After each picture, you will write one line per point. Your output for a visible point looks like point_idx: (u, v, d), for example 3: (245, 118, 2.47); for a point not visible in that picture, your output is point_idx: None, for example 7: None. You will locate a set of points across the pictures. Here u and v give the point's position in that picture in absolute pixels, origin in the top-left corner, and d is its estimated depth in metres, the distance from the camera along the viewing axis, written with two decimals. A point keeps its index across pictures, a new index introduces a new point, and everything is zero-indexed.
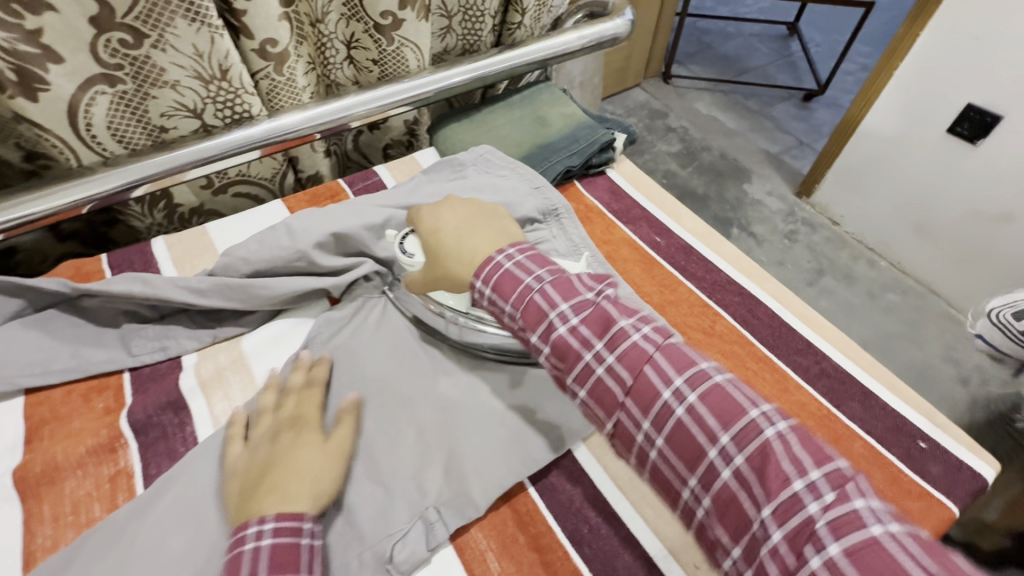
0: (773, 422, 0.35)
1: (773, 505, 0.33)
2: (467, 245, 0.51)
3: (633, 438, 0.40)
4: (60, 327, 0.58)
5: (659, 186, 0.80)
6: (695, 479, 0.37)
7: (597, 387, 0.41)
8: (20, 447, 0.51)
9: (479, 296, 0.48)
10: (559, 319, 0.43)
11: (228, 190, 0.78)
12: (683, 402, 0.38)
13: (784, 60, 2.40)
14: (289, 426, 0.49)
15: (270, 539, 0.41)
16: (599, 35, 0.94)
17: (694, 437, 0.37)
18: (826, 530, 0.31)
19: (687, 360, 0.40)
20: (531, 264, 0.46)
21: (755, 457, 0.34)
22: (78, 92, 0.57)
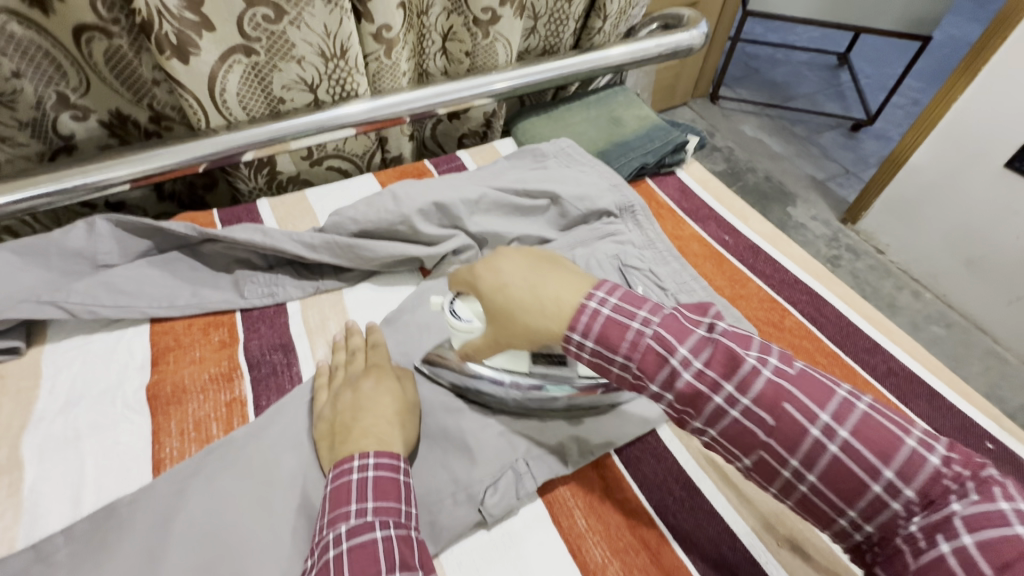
0: (932, 449, 0.35)
1: (925, 517, 0.34)
2: (562, 303, 0.44)
3: (776, 472, 0.38)
4: (181, 268, 0.64)
5: (727, 189, 0.84)
6: (855, 510, 0.36)
7: (733, 428, 0.39)
8: (148, 367, 0.57)
9: (576, 351, 0.44)
10: (682, 365, 0.40)
11: (322, 163, 0.84)
12: (897, 494, 0.34)
13: (834, 89, 2.41)
14: (366, 376, 0.53)
15: (375, 470, 0.44)
16: (674, 44, 0.99)
17: (852, 471, 0.35)
18: (964, 524, 0.32)
19: (825, 390, 0.38)
20: (630, 304, 0.43)
21: (923, 488, 0.34)
22: (217, 64, 0.64)
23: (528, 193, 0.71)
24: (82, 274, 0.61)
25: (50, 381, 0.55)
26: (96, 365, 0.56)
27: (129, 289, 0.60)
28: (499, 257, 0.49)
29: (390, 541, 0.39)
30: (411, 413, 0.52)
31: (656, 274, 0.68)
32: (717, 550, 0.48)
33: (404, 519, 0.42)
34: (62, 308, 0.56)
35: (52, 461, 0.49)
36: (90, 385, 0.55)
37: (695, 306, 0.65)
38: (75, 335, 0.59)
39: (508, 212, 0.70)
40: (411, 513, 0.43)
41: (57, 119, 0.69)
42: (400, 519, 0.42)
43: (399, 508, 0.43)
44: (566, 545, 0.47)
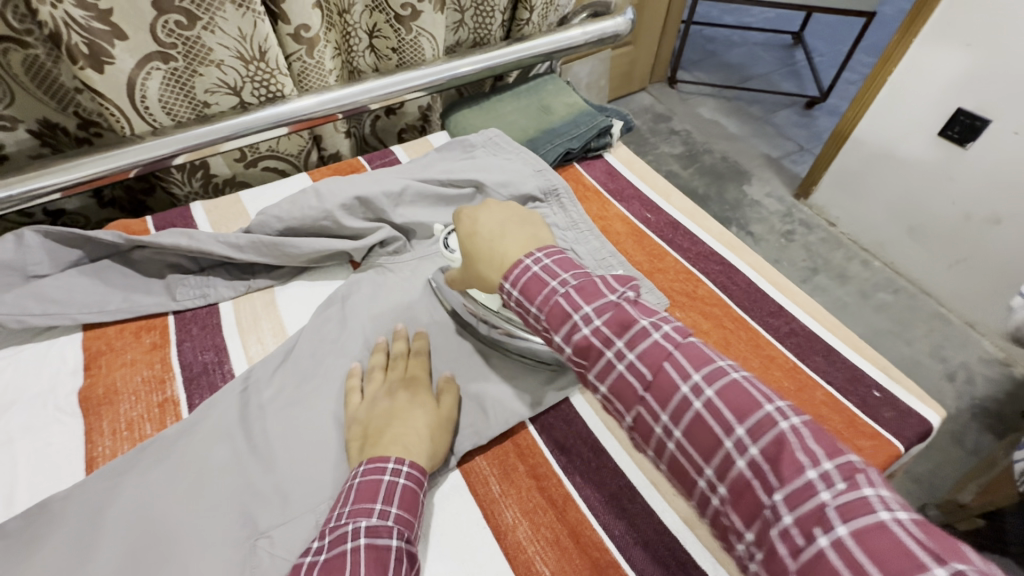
0: (787, 417, 0.37)
1: (785, 490, 0.34)
2: (499, 244, 0.52)
3: (663, 442, 0.41)
4: (113, 276, 0.65)
5: (652, 169, 0.87)
6: (714, 473, 0.38)
7: (617, 381, 0.43)
8: (80, 371, 0.58)
9: (507, 299, 0.50)
10: (583, 321, 0.44)
11: (258, 164, 0.86)
12: (744, 452, 0.37)
13: (788, 68, 2.46)
14: (404, 389, 0.54)
15: (406, 479, 0.46)
16: (601, 31, 1.02)
17: (711, 430, 0.38)
18: (835, 513, 0.32)
19: (705, 358, 0.41)
20: (579, 296, 0.45)
21: (772, 447, 0.36)
22: (136, 69, 0.65)
23: (453, 183, 0.74)
24: (12, 285, 0.62)
25: None
26: (29, 372, 0.58)
27: (60, 297, 0.62)
28: (498, 203, 0.58)
29: (363, 549, 0.40)
30: (445, 426, 0.53)
31: (578, 254, 0.71)
32: (620, 505, 0.51)
33: (380, 518, 0.43)
34: None
35: None
36: (24, 390, 0.56)
37: None
38: (8, 344, 0.60)
39: (433, 202, 0.73)
40: (403, 515, 0.44)
41: None
42: (375, 519, 0.43)
43: (373, 508, 0.44)
44: (480, 509, 0.50)
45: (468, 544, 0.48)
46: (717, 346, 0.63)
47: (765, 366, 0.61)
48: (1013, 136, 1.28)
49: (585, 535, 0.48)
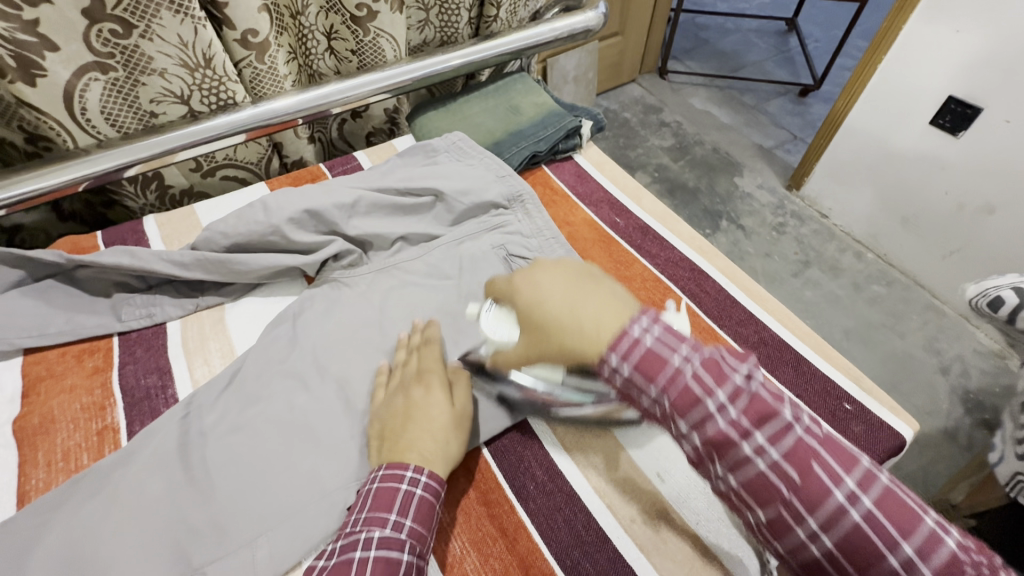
0: (880, 469, 0.36)
1: (913, 545, 0.32)
2: (586, 316, 0.43)
3: (771, 499, 0.36)
4: (56, 296, 0.63)
5: (623, 171, 0.84)
6: (825, 533, 0.34)
7: (720, 437, 0.37)
8: (18, 399, 0.56)
9: (609, 375, 0.41)
10: (682, 363, 0.39)
11: (216, 173, 0.83)
12: (811, 529, 0.35)
13: (781, 56, 2.41)
14: (417, 383, 0.53)
15: (423, 490, 0.45)
16: (571, 27, 0.98)
17: (776, 489, 0.36)
18: (937, 560, 0.32)
19: (772, 411, 0.37)
20: (671, 337, 0.40)
21: (879, 502, 0.34)
22: (72, 81, 0.62)
23: (411, 192, 0.72)
24: None
25: None
26: None
27: None
28: (559, 264, 0.50)
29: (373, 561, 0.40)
30: (461, 422, 0.51)
31: None
32: (574, 532, 0.48)
33: (392, 529, 0.42)
34: None
35: None
36: None
37: None
38: None
39: (390, 212, 0.70)
40: (416, 528, 0.43)
41: None
42: (387, 530, 0.42)
43: (388, 518, 0.43)
44: None
45: None
46: None
47: None
48: (1006, 123, 1.24)
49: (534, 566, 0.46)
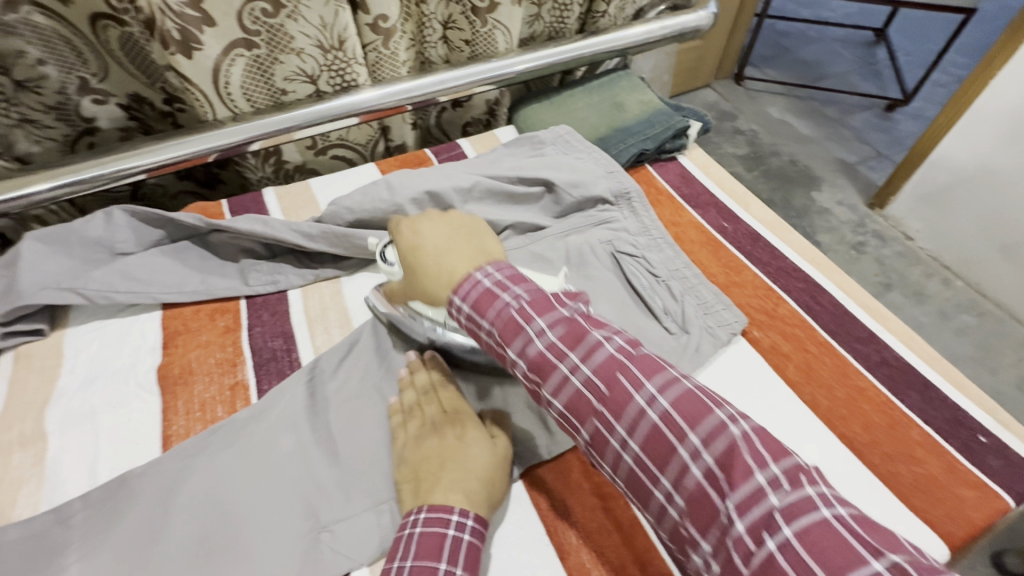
0: (737, 423, 0.34)
1: (734, 498, 0.31)
2: (445, 262, 0.51)
3: (608, 445, 0.38)
4: (191, 257, 0.67)
5: (729, 175, 0.82)
6: (666, 480, 0.35)
7: (573, 397, 0.39)
8: (159, 349, 0.60)
9: (456, 314, 0.47)
10: (536, 335, 0.42)
11: (328, 152, 0.86)
12: (699, 460, 0.34)
13: (870, 68, 2.26)
14: (449, 424, 0.50)
15: (473, 514, 0.43)
16: (682, 25, 0.97)
17: (666, 440, 0.35)
18: (781, 514, 0.30)
19: (658, 367, 0.39)
20: (531, 309, 0.43)
21: (722, 455, 0.33)
22: (221, 56, 0.66)
23: (522, 181, 0.73)
24: (101, 262, 0.65)
25: (71, 360, 0.59)
26: (113, 347, 0.60)
27: (143, 276, 0.64)
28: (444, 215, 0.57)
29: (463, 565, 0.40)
30: (501, 468, 0.49)
31: (650, 262, 0.68)
32: None
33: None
34: (79, 294, 0.60)
35: (71, 433, 0.54)
36: (106, 364, 0.59)
37: (688, 294, 0.65)
38: (93, 318, 0.63)
39: (501, 200, 0.71)
40: (477, 526, 0.43)
41: (79, 103, 0.74)
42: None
43: (439, 567, 0.40)
44: (543, 525, 0.49)
45: (531, 564, 0.46)
46: (800, 373, 0.58)
47: (853, 398, 0.56)
48: None
49: (651, 563, 0.46)
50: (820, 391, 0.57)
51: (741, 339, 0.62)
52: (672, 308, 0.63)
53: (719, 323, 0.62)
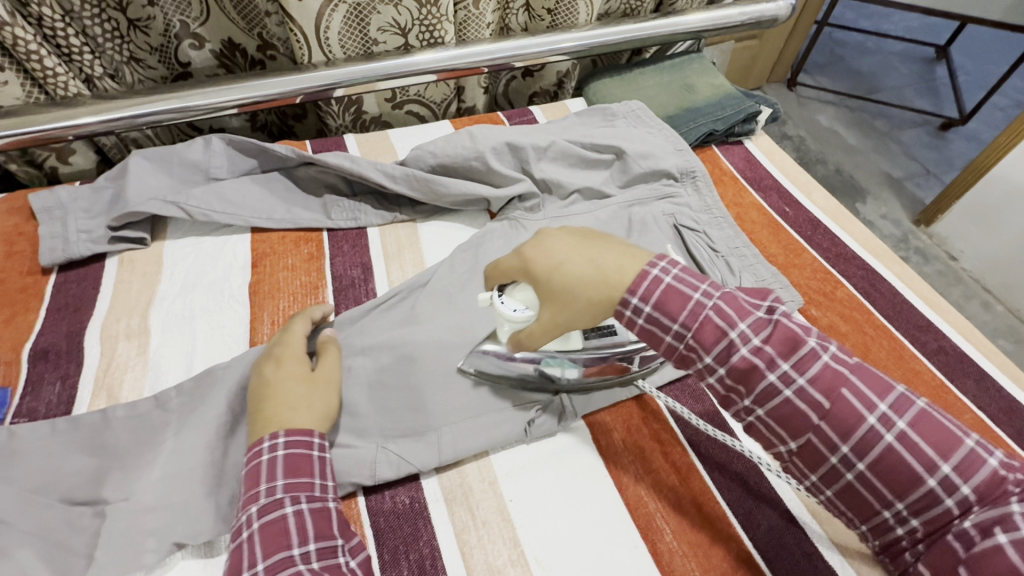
0: (826, 349, 0.39)
1: (954, 471, 0.35)
2: (600, 268, 0.42)
3: (809, 441, 0.38)
4: (279, 188, 0.71)
5: (794, 163, 0.84)
6: (849, 447, 0.37)
7: (742, 364, 0.39)
8: (248, 268, 0.65)
9: (630, 320, 0.42)
10: (663, 273, 0.41)
11: (404, 106, 0.91)
12: (891, 425, 0.36)
13: (927, 83, 2.16)
14: (270, 359, 0.51)
15: (248, 456, 0.43)
16: (759, 14, 0.99)
17: (908, 465, 0.35)
18: (987, 504, 0.33)
19: (886, 383, 0.38)
20: (687, 282, 0.41)
21: (961, 465, 0.35)
22: (324, 3, 0.70)
23: (594, 148, 0.75)
24: (196, 183, 0.69)
25: (169, 270, 0.64)
26: (207, 261, 0.65)
27: (237, 200, 0.68)
28: (540, 236, 0.46)
29: (261, 528, 0.39)
30: (325, 387, 0.50)
31: (710, 237, 0.69)
32: (744, 483, 0.52)
33: (319, 492, 0.43)
34: (181, 208, 0.65)
35: (171, 332, 0.58)
36: (201, 277, 0.63)
37: (746, 270, 0.66)
38: (188, 234, 0.68)
39: (574, 163, 0.74)
40: (251, 456, 0.43)
41: (179, 47, 0.77)
42: (314, 492, 0.42)
43: (314, 482, 0.43)
44: (602, 458, 0.53)
45: (593, 495, 0.50)
46: (857, 353, 0.61)
47: (908, 379, 0.59)
48: None
49: (707, 504, 0.50)
50: (875, 368, 0.59)
51: (798, 316, 0.64)
52: (729, 281, 0.64)
53: None
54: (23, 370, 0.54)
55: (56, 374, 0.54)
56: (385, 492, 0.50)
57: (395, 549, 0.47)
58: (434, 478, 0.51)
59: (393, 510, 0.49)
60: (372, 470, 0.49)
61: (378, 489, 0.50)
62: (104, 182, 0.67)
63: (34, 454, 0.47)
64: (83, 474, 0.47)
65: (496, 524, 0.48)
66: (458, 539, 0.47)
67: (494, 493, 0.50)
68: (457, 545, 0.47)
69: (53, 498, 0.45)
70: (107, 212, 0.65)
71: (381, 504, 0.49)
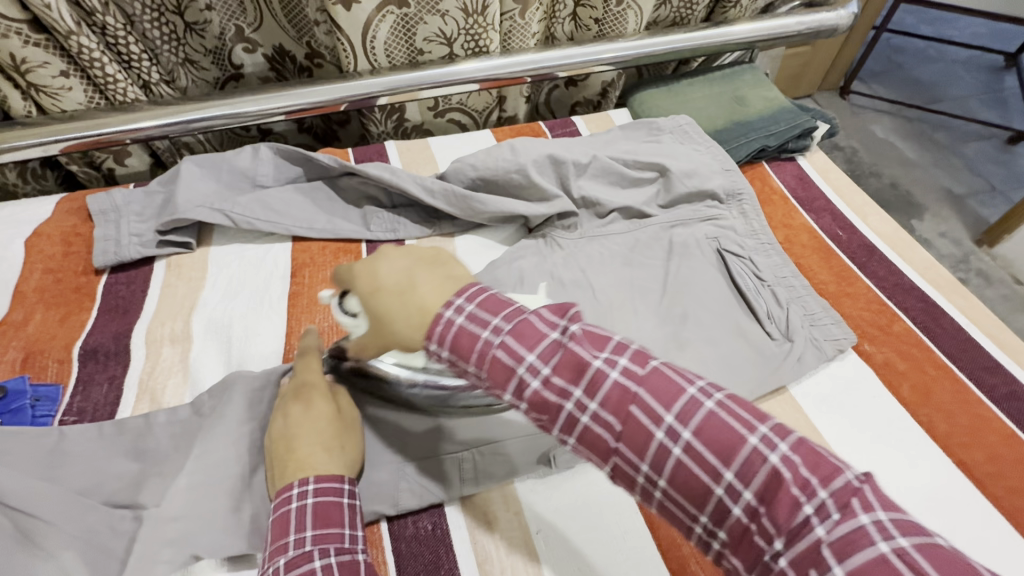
0: (710, 395, 0.32)
1: (783, 536, 0.27)
2: (411, 303, 0.37)
3: (637, 482, 0.33)
4: (321, 198, 0.72)
5: (851, 183, 0.79)
6: (704, 514, 0.30)
7: (538, 397, 0.33)
8: (288, 278, 0.65)
9: (439, 361, 0.36)
10: (495, 334, 0.34)
11: (445, 115, 0.90)
12: (677, 441, 0.31)
13: (995, 94, 2.02)
14: (297, 398, 0.47)
15: (279, 502, 0.40)
16: (819, 23, 0.94)
17: (698, 477, 0.30)
18: (830, 551, 0.26)
19: (675, 389, 0.32)
20: (484, 310, 0.35)
21: (762, 490, 0.28)
22: (373, 13, 0.71)
23: (637, 165, 0.72)
24: (243, 191, 0.70)
25: (213, 276, 0.65)
26: (250, 270, 0.66)
27: (280, 209, 0.69)
28: (381, 252, 0.40)
29: None
30: (346, 429, 0.47)
31: (756, 264, 0.65)
32: None
33: (349, 544, 0.38)
34: (227, 216, 0.67)
35: (211, 338, 0.59)
36: (243, 285, 0.64)
37: (794, 303, 0.62)
38: (232, 241, 0.69)
39: (616, 180, 0.72)
40: (281, 502, 0.40)
41: (232, 50, 0.80)
42: (346, 544, 0.38)
43: (343, 532, 0.39)
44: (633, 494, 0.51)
45: (625, 536, 0.48)
46: (916, 395, 0.56)
47: (973, 427, 0.54)
48: None
49: None
50: (937, 413, 0.55)
51: (852, 352, 0.60)
52: (775, 313, 0.61)
53: (826, 336, 0.60)
54: (73, 369, 0.56)
55: (105, 375, 0.56)
56: (409, 517, 0.49)
57: None
58: (456, 503, 0.50)
59: (415, 536, 0.48)
60: (395, 497, 0.48)
61: (400, 516, 0.49)
62: (156, 186, 0.69)
63: (80, 456, 0.48)
64: (123, 478, 0.48)
65: (520, 557, 0.47)
66: (480, 569, 0.46)
67: (519, 525, 0.49)
68: (479, 575, 0.46)
69: (96, 500, 0.46)
70: (158, 217, 0.67)
71: (403, 530, 0.48)
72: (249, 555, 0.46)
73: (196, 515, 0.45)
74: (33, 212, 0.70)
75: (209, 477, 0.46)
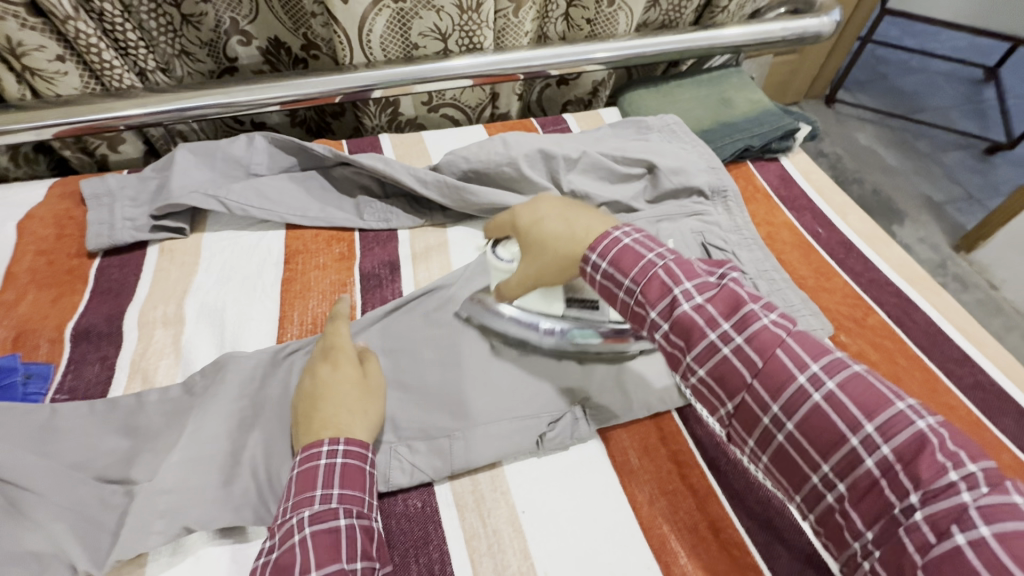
0: (862, 364, 0.38)
1: (920, 491, 0.32)
2: (579, 230, 0.49)
3: (764, 424, 0.39)
4: (315, 187, 0.73)
5: (831, 183, 0.82)
6: (829, 464, 0.36)
7: (686, 321, 0.41)
8: (281, 264, 0.66)
9: (591, 275, 0.47)
10: (657, 260, 0.44)
11: (439, 110, 0.92)
12: (820, 386, 0.37)
13: (974, 105, 2.08)
14: (325, 361, 0.51)
15: (308, 456, 0.42)
16: (803, 29, 0.97)
17: (834, 425, 0.36)
18: (978, 513, 0.30)
19: (822, 349, 0.39)
20: (646, 243, 0.46)
21: (904, 448, 0.34)
22: (369, 7, 0.72)
23: (625, 161, 0.74)
24: (237, 179, 0.71)
25: (207, 261, 0.66)
26: (244, 256, 0.67)
27: (273, 197, 0.70)
28: (536, 200, 0.54)
29: (313, 535, 0.38)
30: (370, 393, 0.50)
31: (738, 258, 0.67)
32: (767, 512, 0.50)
33: (366, 508, 0.42)
34: (221, 203, 0.67)
35: (205, 321, 0.60)
36: (236, 270, 0.65)
37: (774, 295, 0.65)
38: (226, 227, 0.69)
39: (604, 175, 0.74)
40: (310, 455, 0.42)
41: (228, 42, 0.80)
42: (363, 508, 0.41)
43: (363, 497, 0.42)
44: (618, 476, 0.52)
45: (608, 514, 0.50)
46: (889, 384, 0.59)
47: (942, 413, 0.57)
48: None
49: (725, 532, 0.49)
50: None
51: (828, 342, 0.62)
52: None
53: (802, 326, 0.62)
54: (65, 349, 0.57)
55: (97, 355, 0.57)
56: (398, 494, 0.50)
57: (405, 552, 0.47)
58: (445, 483, 0.51)
59: (404, 513, 0.49)
60: (384, 476, 0.50)
61: (390, 493, 0.50)
62: (151, 172, 0.69)
63: (72, 432, 0.49)
64: (115, 454, 0.48)
65: (507, 534, 0.48)
66: (467, 545, 0.47)
67: (507, 504, 0.50)
68: (466, 550, 0.47)
69: (88, 475, 0.47)
70: (152, 202, 0.67)
71: (393, 507, 0.49)
72: (240, 529, 0.47)
73: (186, 489, 0.46)
74: (25, 196, 0.70)
75: (198, 453, 0.47)
